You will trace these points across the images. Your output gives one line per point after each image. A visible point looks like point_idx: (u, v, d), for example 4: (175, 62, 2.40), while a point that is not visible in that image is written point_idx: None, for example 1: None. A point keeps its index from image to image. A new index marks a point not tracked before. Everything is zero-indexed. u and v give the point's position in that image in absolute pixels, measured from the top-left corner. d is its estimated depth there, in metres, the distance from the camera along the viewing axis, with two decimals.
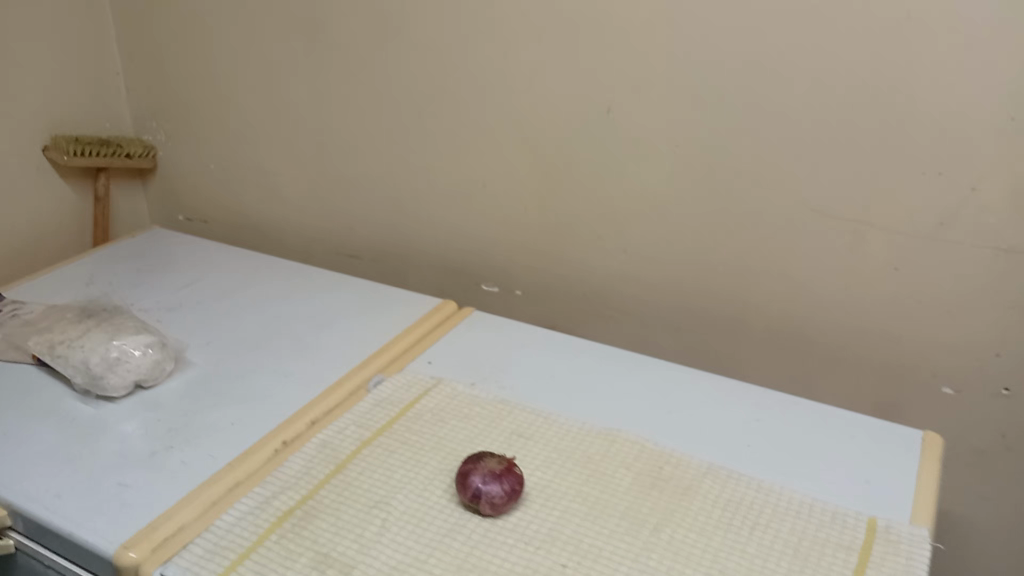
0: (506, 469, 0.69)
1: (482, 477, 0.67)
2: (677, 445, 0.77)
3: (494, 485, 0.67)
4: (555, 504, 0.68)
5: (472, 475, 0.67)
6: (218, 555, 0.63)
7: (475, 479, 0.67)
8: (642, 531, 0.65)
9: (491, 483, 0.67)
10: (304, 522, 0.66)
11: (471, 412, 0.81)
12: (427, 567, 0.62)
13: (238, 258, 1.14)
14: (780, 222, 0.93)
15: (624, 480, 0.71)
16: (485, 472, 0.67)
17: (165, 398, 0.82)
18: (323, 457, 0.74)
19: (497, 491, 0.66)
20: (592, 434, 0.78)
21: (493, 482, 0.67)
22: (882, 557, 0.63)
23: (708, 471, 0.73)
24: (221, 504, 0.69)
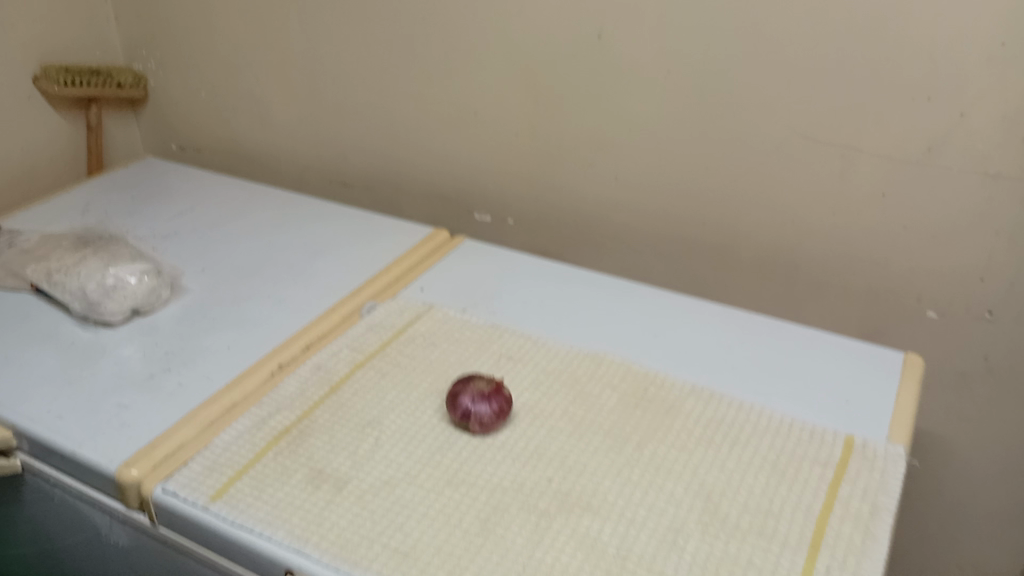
0: (495, 390, 0.70)
1: (471, 397, 0.69)
2: (663, 368, 0.79)
3: (483, 405, 0.69)
4: (543, 423, 0.71)
5: (462, 396, 0.69)
6: (217, 471, 0.66)
7: (464, 399, 0.69)
8: (625, 448, 0.68)
9: (480, 403, 0.69)
10: (299, 439, 0.69)
11: (463, 336, 0.82)
12: (419, 480, 0.64)
13: (231, 187, 1.14)
14: (771, 148, 0.93)
15: (610, 400, 0.73)
16: (474, 393, 0.69)
17: (163, 324, 0.84)
18: (317, 379, 0.76)
19: (486, 410, 0.68)
20: (580, 356, 0.80)
21: (482, 402, 0.69)
22: (858, 471, 0.66)
23: (693, 392, 0.75)
24: (219, 423, 0.71)
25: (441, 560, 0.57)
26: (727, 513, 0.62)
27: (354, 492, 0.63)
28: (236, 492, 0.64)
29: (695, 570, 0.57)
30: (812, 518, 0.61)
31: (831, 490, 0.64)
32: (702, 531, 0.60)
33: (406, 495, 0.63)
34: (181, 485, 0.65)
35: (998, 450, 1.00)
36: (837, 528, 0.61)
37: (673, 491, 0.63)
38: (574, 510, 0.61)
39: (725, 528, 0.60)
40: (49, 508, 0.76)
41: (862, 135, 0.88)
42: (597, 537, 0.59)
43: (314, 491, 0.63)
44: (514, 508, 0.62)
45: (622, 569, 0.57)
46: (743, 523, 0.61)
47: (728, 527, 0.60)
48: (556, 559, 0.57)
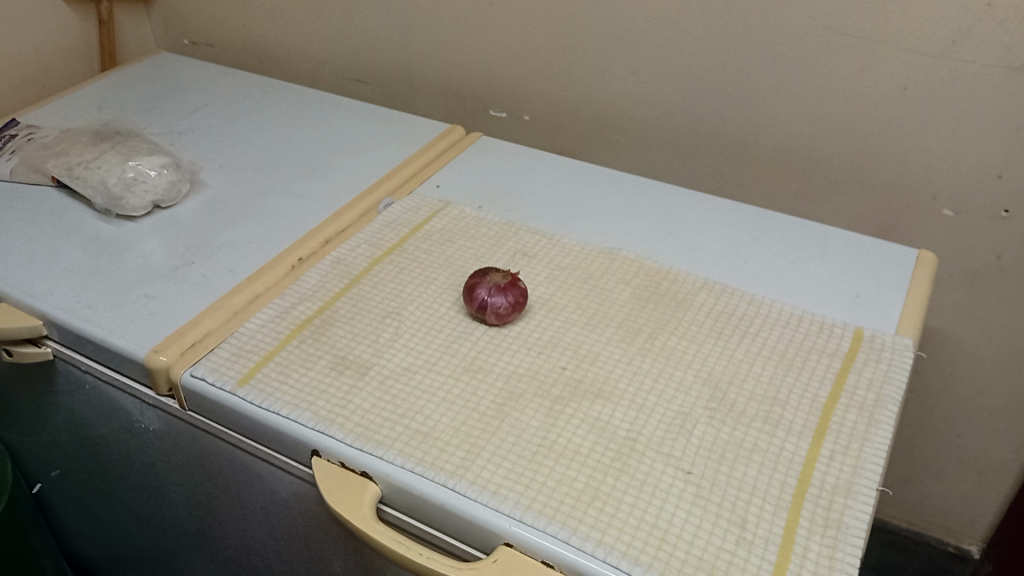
0: (511, 282, 0.71)
1: (488, 290, 0.70)
2: (676, 263, 0.80)
3: (500, 298, 0.70)
4: (557, 315, 0.72)
5: (479, 288, 0.70)
6: (243, 357, 0.68)
7: (481, 291, 0.70)
8: (637, 339, 0.69)
9: (496, 295, 0.70)
10: (321, 329, 0.71)
11: (479, 232, 0.83)
12: (437, 367, 0.67)
13: (245, 84, 1.13)
14: (793, 42, 0.91)
15: (624, 294, 0.75)
16: (491, 286, 0.70)
17: (184, 218, 0.85)
18: (337, 273, 0.78)
19: (502, 302, 0.70)
20: (594, 252, 0.81)
21: (498, 294, 0.70)
22: (864, 363, 0.68)
23: (704, 286, 0.76)
24: (243, 313, 0.73)
25: (459, 441, 0.60)
26: (735, 400, 0.64)
27: (376, 378, 0.66)
28: (263, 377, 0.66)
29: (702, 451, 0.59)
30: (817, 406, 0.63)
31: (837, 380, 0.66)
32: (710, 416, 0.62)
33: (425, 381, 0.65)
34: (209, 370, 0.67)
35: (1005, 347, 1.02)
36: (842, 417, 0.63)
37: (683, 379, 0.65)
38: (587, 397, 0.64)
39: (732, 414, 0.62)
40: (81, 396, 0.80)
41: (887, 27, 0.85)
42: (609, 421, 0.62)
43: (337, 376, 0.66)
44: (529, 394, 0.64)
45: (632, 450, 0.59)
46: (750, 409, 0.63)
47: (736, 412, 0.63)
48: (570, 441, 0.60)
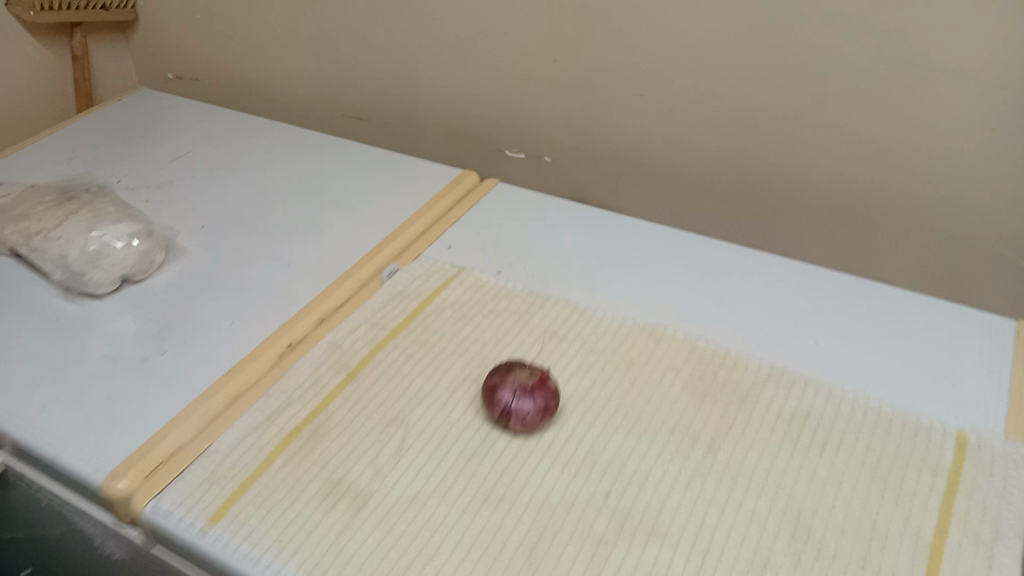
0: (539, 383, 0.59)
1: (512, 391, 0.58)
2: (731, 341, 0.67)
3: (527, 403, 0.58)
4: (594, 421, 0.60)
5: (500, 390, 0.59)
6: (217, 483, 0.57)
7: (504, 396, 0.58)
8: (695, 452, 0.58)
9: (521, 399, 0.58)
10: (312, 442, 0.59)
11: (499, 309, 0.71)
12: (451, 497, 0.56)
13: (235, 126, 1.02)
14: (860, 76, 0.78)
15: (674, 390, 0.63)
16: (516, 387, 0.58)
17: (157, 294, 0.74)
18: (332, 364, 0.66)
19: (529, 408, 0.58)
20: (637, 331, 0.68)
21: (525, 399, 0.58)
22: (975, 479, 0.55)
23: (770, 375, 0.63)
24: (221, 420, 0.62)
25: None
26: (821, 539, 0.52)
27: (375, 513, 0.55)
28: (239, 511, 0.55)
29: None
30: (925, 544, 0.51)
31: (944, 506, 0.53)
32: (793, 565, 0.50)
33: (436, 515, 0.54)
34: (176, 502, 0.56)
35: None
36: (958, 556, 0.50)
37: (756, 511, 0.54)
38: (636, 536, 0.53)
39: (819, 561, 0.50)
40: (36, 507, 0.69)
41: (969, 60, 0.72)
42: (668, 572, 0.51)
43: (330, 510, 0.55)
44: (562, 535, 0.53)
45: None
46: (841, 553, 0.51)
47: (823, 558, 0.51)
48: None
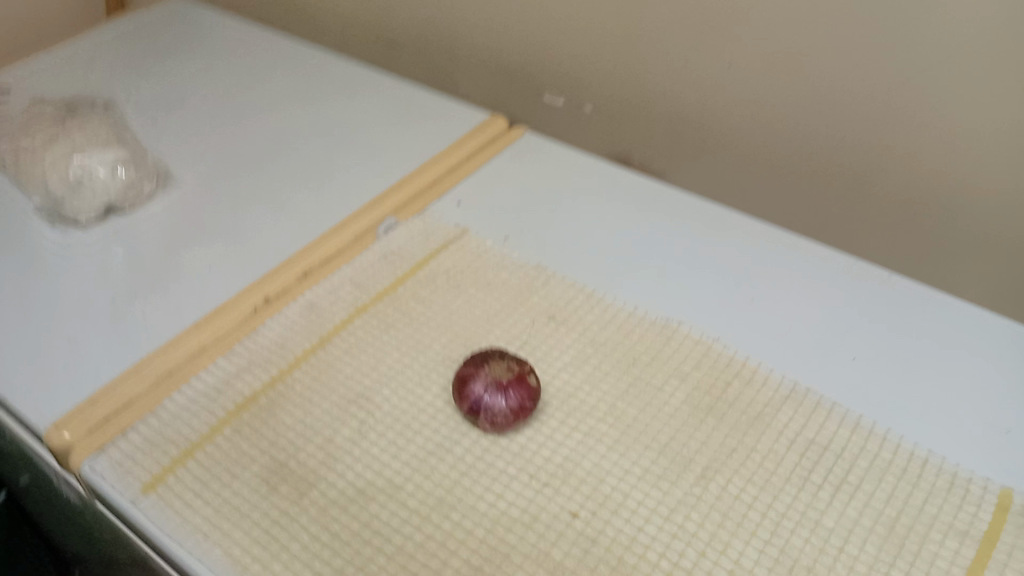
0: (517, 379, 0.53)
1: (485, 384, 0.52)
2: (753, 348, 0.59)
3: (500, 402, 0.51)
4: (576, 426, 0.53)
5: (472, 382, 0.52)
6: (159, 448, 0.53)
7: (474, 389, 0.52)
8: (684, 478, 0.50)
9: (492, 396, 0.52)
10: (266, 414, 0.54)
11: (496, 284, 0.64)
12: (402, 495, 0.50)
13: (259, 54, 0.95)
14: (951, 49, 0.66)
15: (675, 400, 0.55)
16: (490, 381, 0.52)
17: (141, 229, 0.70)
18: (305, 327, 0.60)
19: (500, 407, 0.51)
20: (646, 325, 0.60)
21: (498, 397, 0.51)
22: (1013, 552, 0.46)
23: (789, 397, 0.55)
24: (178, 376, 0.57)
25: None
26: None
27: (316, 504, 0.49)
28: (175, 482, 0.51)
29: None
30: None
31: None
32: None
33: (381, 514, 0.49)
34: (112, 462, 0.52)
35: None
36: None
37: (742, 559, 0.46)
38: (598, 570, 0.46)
39: None
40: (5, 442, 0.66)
41: None
42: None
43: (268, 493, 0.50)
44: (515, 558, 0.47)
45: None
46: None
47: None
48: None
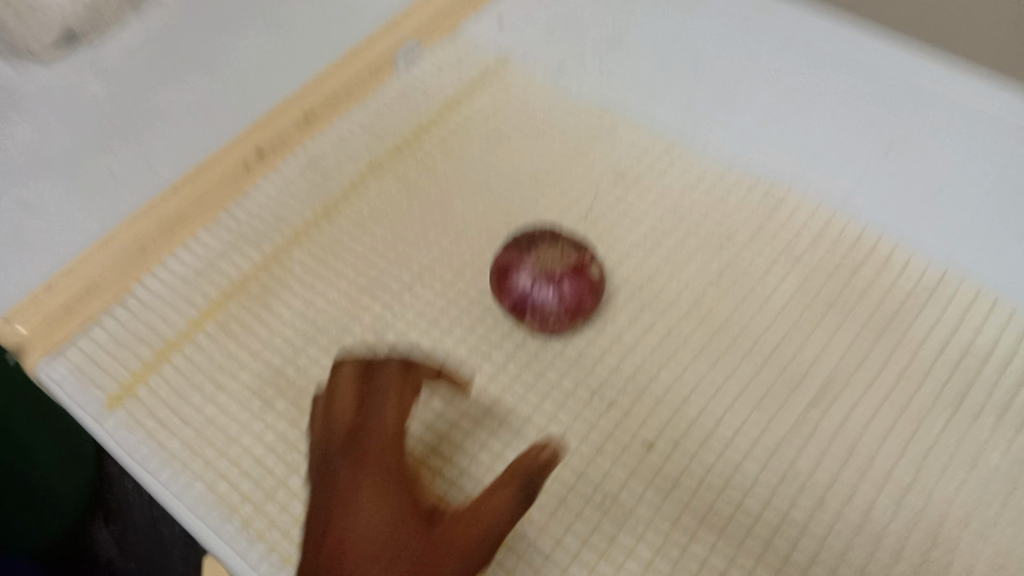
0: (573, 271, 0.40)
1: (533, 279, 0.39)
2: (901, 224, 0.44)
3: (552, 302, 0.39)
4: (650, 327, 0.41)
5: (514, 276, 0.40)
6: (128, 348, 0.42)
7: (517, 287, 0.40)
8: (795, 398, 0.39)
9: (540, 297, 0.39)
10: (258, 307, 0.44)
11: (548, 135, 0.50)
12: (427, 415, 0.39)
13: None
14: None
15: (781, 291, 0.42)
16: (539, 274, 0.39)
17: (105, 49, 0.53)
18: (306, 191, 0.48)
19: (551, 310, 0.39)
20: (745, 194, 0.46)
21: (549, 294, 0.39)
22: None
23: (937, 289, 0.42)
24: (153, 254, 0.45)
25: None
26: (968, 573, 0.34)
27: None
28: (149, 394, 0.41)
29: None
30: None
31: None
32: None
33: None
34: (72, 366, 0.42)
35: None
36: None
37: (874, 510, 0.35)
38: (683, 521, 0.35)
39: None
40: None
41: None
42: None
43: (261, 410, 0.40)
44: (574, 502, 0.36)
45: None
46: None
47: None
48: None
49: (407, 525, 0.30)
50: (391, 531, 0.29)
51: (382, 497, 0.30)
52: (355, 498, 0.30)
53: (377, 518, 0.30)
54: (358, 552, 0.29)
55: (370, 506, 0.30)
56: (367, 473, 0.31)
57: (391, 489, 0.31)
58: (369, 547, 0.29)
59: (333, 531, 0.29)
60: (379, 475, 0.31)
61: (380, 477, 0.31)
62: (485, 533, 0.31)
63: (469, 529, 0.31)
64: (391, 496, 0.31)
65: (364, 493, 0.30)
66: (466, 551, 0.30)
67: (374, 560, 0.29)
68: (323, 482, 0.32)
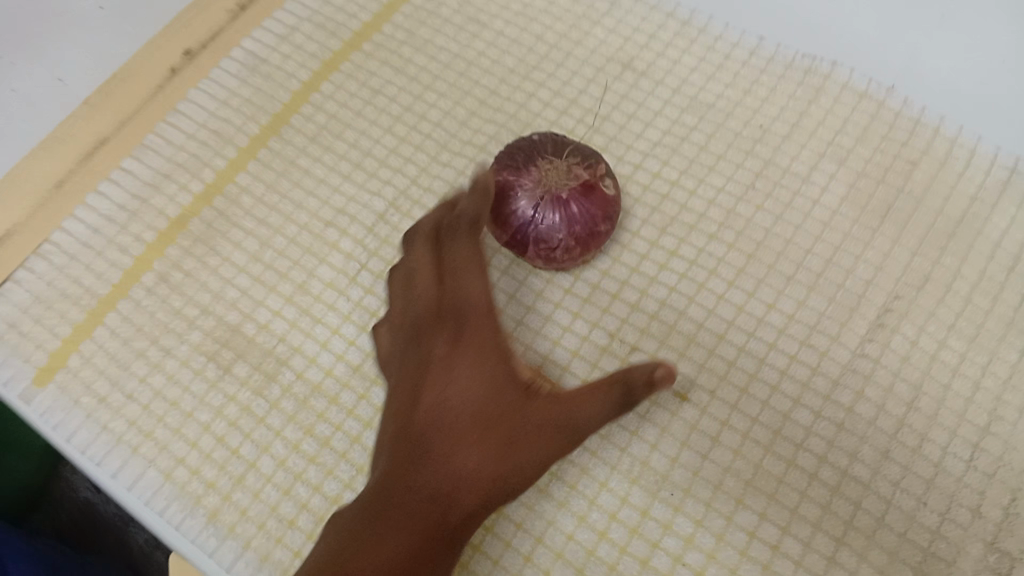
0: (584, 191, 0.32)
1: (535, 205, 0.31)
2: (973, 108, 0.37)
3: (560, 232, 0.32)
4: (674, 251, 0.35)
5: (512, 202, 0.32)
6: (52, 309, 0.35)
7: (515, 215, 0.32)
8: (850, 329, 0.33)
9: (545, 228, 0.32)
10: (204, 249, 0.36)
11: (537, 13, 0.41)
12: None
13: None
14: None
15: (826, 198, 0.35)
16: (543, 197, 0.31)
17: None
18: (249, 101, 0.40)
19: (559, 242, 0.32)
20: (779, 79, 0.38)
21: (556, 224, 0.32)
22: None
23: (1009, 184, 0.35)
24: (72, 187, 0.38)
25: None
26: None
27: (291, 393, 0.33)
28: (82, 365, 0.34)
29: None
30: None
31: None
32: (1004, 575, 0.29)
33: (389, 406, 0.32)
34: None
35: None
36: None
37: (947, 459, 0.30)
38: (727, 485, 0.30)
39: None
40: None
41: None
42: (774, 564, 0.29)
43: (219, 377, 0.34)
44: (598, 470, 0.31)
45: None
46: None
47: None
48: None
49: (503, 401, 0.27)
50: (485, 406, 0.26)
51: (476, 367, 0.27)
52: (446, 367, 0.27)
53: (469, 390, 0.27)
54: (449, 426, 0.26)
55: (461, 378, 0.27)
56: (458, 340, 0.28)
57: (486, 355, 0.27)
58: (463, 424, 0.26)
59: (422, 406, 0.26)
60: (470, 344, 0.28)
61: (475, 343, 0.27)
62: (590, 418, 0.27)
63: (569, 411, 0.27)
64: (484, 363, 0.27)
65: (460, 371, 0.27)
66: (569, 431, 0.27)
67: (467, 437, 0.26)
68: (410, 349, 0.28)
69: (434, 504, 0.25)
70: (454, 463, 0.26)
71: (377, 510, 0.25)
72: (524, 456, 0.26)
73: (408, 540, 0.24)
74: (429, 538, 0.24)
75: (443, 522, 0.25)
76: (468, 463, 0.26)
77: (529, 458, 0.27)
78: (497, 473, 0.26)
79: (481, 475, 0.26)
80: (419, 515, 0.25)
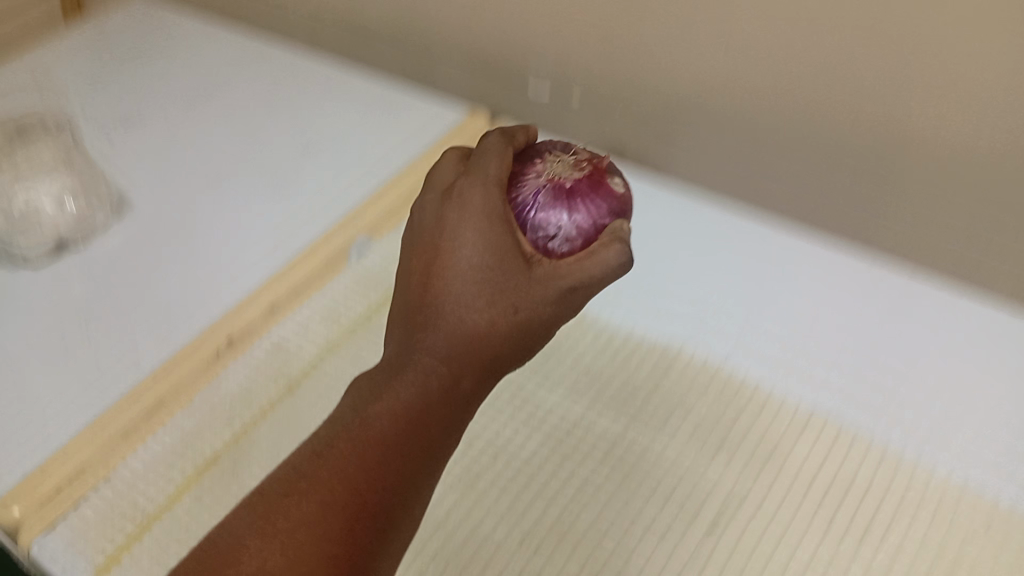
0: (585, 181, 0.47)
1: (542, 188, 0.46)
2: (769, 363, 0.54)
3: (561, 217, 0.46)
4: (571, 476, 0.48)
5: (529, 186, 0.47)
6: (113, 523, 0.48)
7: (531, 197, 0.46)
8: (692, 528, 0.46)
9: (555, 210, 0.46)
10: (230, 477, 0.50)
11: None
12: None
13: (211, 33, 0.86)
14: None
15: (678, 436, 0.50)
16: (548, 184, 0.47)
17: (102, 265, 0.63)
18: (270, 374, 0.56)
19: (563, 222, 0.46)
20: (646, 354, 0.55)
21: (559, 208, 0.46)
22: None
23: (808, 426, 0.50)
24: (136, 435, 0.52)
25: None
26: None
27: None
28: (132, 564, 0.46)
29: None
30: None
31: None
32: None
33: None
34: (66, 541, 0.47)
35: None
36: None
37: None
38: None
39: None
40: None
41: None
42: None
43: None
44: None
45: None
46: None
47: None
48: None
49: (502, 270, 0.42)
50: (487, 271, 0.42)
51: (478, 238, 0.43)
52: (455, 242, 0.43)
53: (475, 261, 0.42)
54: (462, 289, 0.42)
55: (470, 252, 0.42)
56: (463, 224, 0.43)
57: (487, 229, 0.43)
58: (470, 287, 0.42)
59: (442, 281, 0.43)
60: (475, 227, 0.43)
61: (477, 220, 0.43)
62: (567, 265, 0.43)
63: (554, 271, 0.43)
64: (485, 235, 0.43)
65: (468, 249, 0.42)
66: (554, 285, 0.42)
67: (475, 297, 0.42)
68: (433, 229, 0.44)
69: (447, 354, 0.41)
70: (465, 319, 0.41)
71: (401, 365, 0.42)
72: (519, 302, 0.42)
73: (424, 386, 0.41)
74: (441, 380, 0.41)
75: (454, 365, 0.41)
76: (475, 319, 0.41)
77: (522, 306, 0.42)
78: (494, 326, 0.41)
79: (486, 324, 0.41)
80: (434, 367, 0.41)
